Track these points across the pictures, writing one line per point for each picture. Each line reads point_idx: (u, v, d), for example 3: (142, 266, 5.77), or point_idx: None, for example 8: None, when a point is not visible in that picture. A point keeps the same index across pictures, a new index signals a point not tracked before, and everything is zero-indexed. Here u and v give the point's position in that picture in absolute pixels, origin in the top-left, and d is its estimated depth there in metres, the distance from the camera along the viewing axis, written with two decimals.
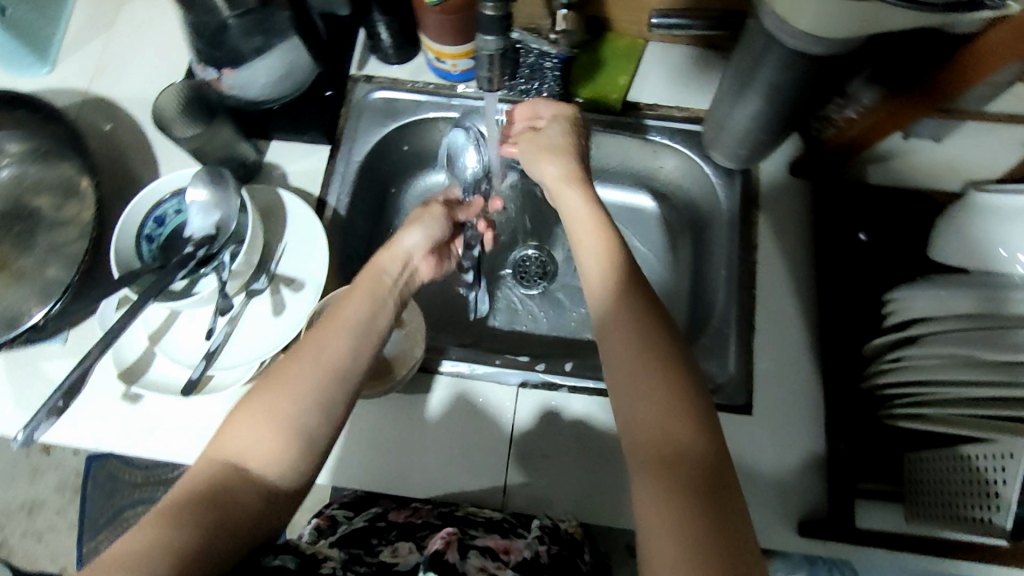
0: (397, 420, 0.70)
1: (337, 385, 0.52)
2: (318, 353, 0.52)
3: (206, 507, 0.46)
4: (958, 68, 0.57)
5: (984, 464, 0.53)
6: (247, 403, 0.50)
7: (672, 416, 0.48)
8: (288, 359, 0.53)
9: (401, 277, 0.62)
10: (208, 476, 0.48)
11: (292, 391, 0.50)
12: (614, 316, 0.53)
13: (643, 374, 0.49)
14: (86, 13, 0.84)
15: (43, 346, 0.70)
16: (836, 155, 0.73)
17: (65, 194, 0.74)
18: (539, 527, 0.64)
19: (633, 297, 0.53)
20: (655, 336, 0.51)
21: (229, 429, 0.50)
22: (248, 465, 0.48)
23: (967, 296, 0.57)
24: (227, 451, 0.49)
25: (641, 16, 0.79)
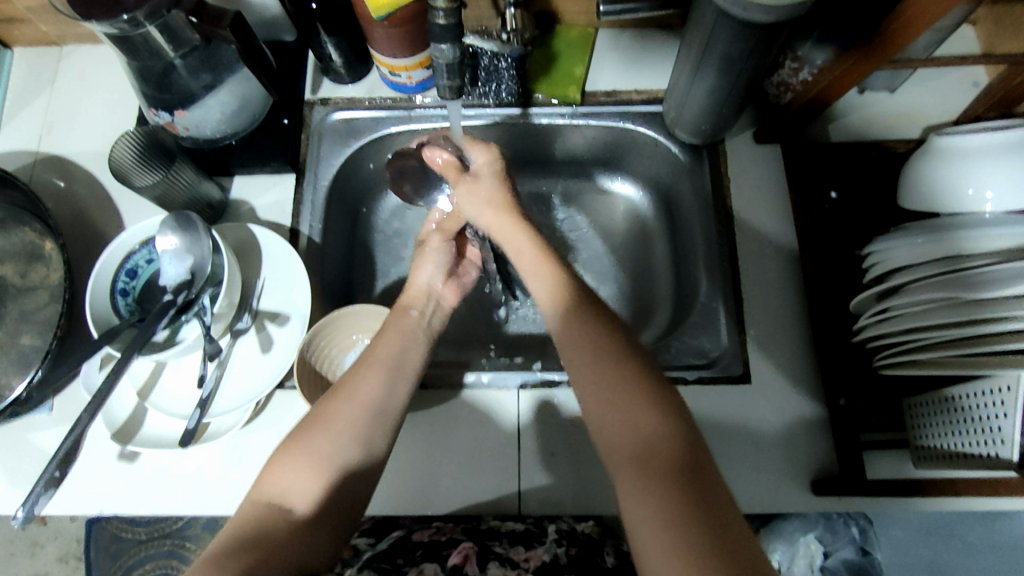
0: (404, 442, 0.70)
1: (378, 423, 0.55)
2: (356, 392, 0.55)
3: (252, 548, 0.47)
4: (904, 19, 0.57)
5: (983, 401, 0.54)
6: (293, 446, 0.52)
7: (634, 408, 0.49)
8: (326, 400, 0.55)
9: (427, 308, 0.66)
10: (255, 519, 0.49)
11: (335, 430, 0.53)
12: (564, 331, 0.55)
13: (602, 378, 0.51)
14: (25, 72, 0.82)
15: (29, 418, 0.68)
16: (796, 119, 0.74)
17: (29, 258, 0.72)
18: (557, 530, 0.63)
19: (577, 307, 0.55)
20: (606, 337, 0.52)
21: (272, 473, 0.51)
22: (291, 506, 0.50)
23: (937, 244, 0.59)
24: (274, 493, 0.51)
25: (588, 6, 0.79)
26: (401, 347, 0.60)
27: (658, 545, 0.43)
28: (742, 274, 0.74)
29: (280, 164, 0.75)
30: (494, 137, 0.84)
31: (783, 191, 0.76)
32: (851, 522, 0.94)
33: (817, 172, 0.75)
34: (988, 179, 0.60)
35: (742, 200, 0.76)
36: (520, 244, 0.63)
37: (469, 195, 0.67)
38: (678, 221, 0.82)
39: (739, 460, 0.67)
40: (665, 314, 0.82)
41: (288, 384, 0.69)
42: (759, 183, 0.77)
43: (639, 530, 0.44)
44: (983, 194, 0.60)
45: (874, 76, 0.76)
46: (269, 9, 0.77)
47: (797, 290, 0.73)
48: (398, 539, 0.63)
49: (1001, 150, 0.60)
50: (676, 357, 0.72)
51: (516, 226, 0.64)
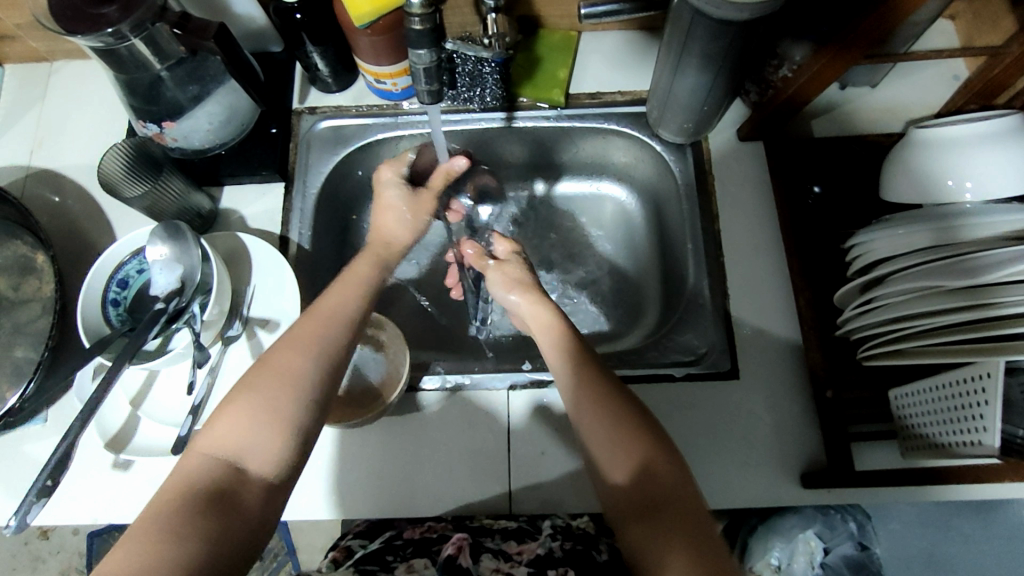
0: (393, 445, 0.70)
1: (332, 375, 0.54)
2: (310, 348, 0.54)
3: (205, 510, 0.45)
4: (878, 14, 0.58)
5: (968, 386, 0.54)
6: (243, 397, 0.50)
7: (661, 469, 0.49)
8: (278, 350, 0.54)
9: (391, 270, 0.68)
10: (205, 475, 0.47)
11: (290, 384, 0.51)
12: (579, 398, 0.54)
13: (619, 438, 0.51)
14: (16, 88, 0.83)
15: (23, 429, 0.69)
16: (778, 117, 0.75)
17: (22, 271, 0.73)
18: (551, 526, 0.63)
19: (592, 371, 0.55)
20: (623, 402, 0.53)
21: (221, 425, 0.49)
22: (248, 463, 0.48)
23: (922, 232, 0.59)
24: (223, 449, 0.49)
25: (570, 10, 0.80)
26: (353, 304, 0.59)
27: None
28: (729, 271, 0.74)
29: (269, 173, 0.76)
30: (481, 141, 0.84)
31: (767, 187, 0.77)
32: (849, 518, 0.94)
33: (800, 167, 0.76)
34: (967, 170, 0.60)
35: (727, 197, 0.77)
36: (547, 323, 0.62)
37: (497, 275, 0.68)
38: (665, 220, 0.83)
39: (729, 455, 0.67)
40: (655, 312, 0.82)
41: None
42: (744, 180, 0.78)
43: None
44: (963, 184, 0.60)
45: (855, 72, 0.77)
46: (254, 20, 0.78)
47: (784, 285, 0.73)
48: (389, 539, 0.64)
49: (979, 140, 0.60)
50: (664, 355, 0.72)
51: (547, 304, 0.63)
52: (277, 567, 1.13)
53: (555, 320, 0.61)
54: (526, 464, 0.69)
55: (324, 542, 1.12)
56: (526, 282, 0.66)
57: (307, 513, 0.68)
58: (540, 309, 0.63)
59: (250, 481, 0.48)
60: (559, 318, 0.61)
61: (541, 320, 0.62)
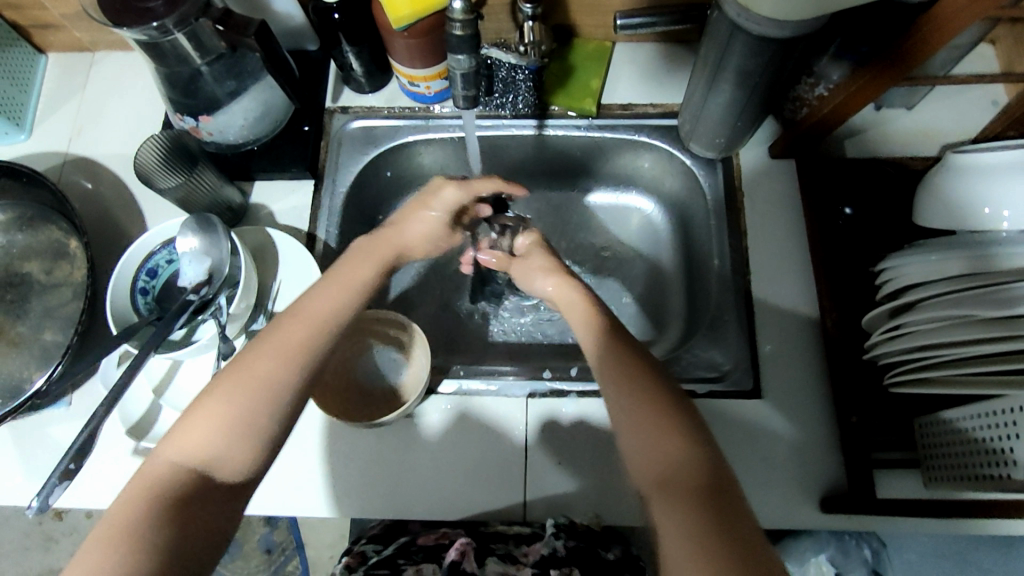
0: (411, 446, 0.70)
1: (310, 373, 0.54)
2: (283, 350, 0.53)
3: (167, 516, 0.46)
4: (919, 37, 0.58)
5: (1000, 418, 0.53)
6: (213, 408, 0.50)
7: (672, 446, 0.48)
8: (256, 350, 0.53)
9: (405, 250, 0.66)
10: (166, 480, 0.48)
11: (255, 391, 0.51)
12: (613, 380, 0.53)
13: (644, 412, 0.50)
14: (58, 77, 0.85)
15: (47, 411, 0.70)
16: (812, 137, 0.74)
17: (55, 256, 0.74)
18: (555, 526, 0.66)
19: (628, 352, 0.54)
20: (645, 378, 0.52)
21: (189, 427, 0.49)
22: (213, 469, 0.49)
23: (956, 259, 0.58)
24: (186, 454, 0.49)
25: (606, 19, 0.80)
26: (346, 299, 0.58)
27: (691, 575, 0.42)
28: (754, 289, 0.73)
29: (300, 170, 0.77)
30: (511, 146, 0.84)
31: (797, 206, 0.76)
32: (864, 544, 0.93)
33: (829, 188, 0.76)
34: (1006, 197, 0.59)
35: (756, 215, 0.76)
36: (571, 294, 0.63)
37: (528, 266, 0.68)
38: (691, 234, 0.83)
39: (747, 475, 0.66)
40: (678, 326, 0.82)
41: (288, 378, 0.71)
42: (774, 198, 0.77)
43: (671, 554, 0.44)
44: (1000, 212, 0.59)
45: (891, 93, 0.76)
46: (293, 19, 0.79)
47: (810, 307, 0.72)
48: (402, 544, 0.69)
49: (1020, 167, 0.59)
50: (685, 370, 0.72)
51: (571, 281, 0.64)
52: (283, 561, 1.13)
53: (576, 291, 0.63)
54: (541, 472, 0.68)
55: (333, 538, 1.13)
56: (551, 266, 0.67)
57: (323, 510, 0.68)
58: (563, 288, 0.64)
59: (215, 488, 0.49)
60: (582, 292, 0.63)
61: (562, 293, 0.64)
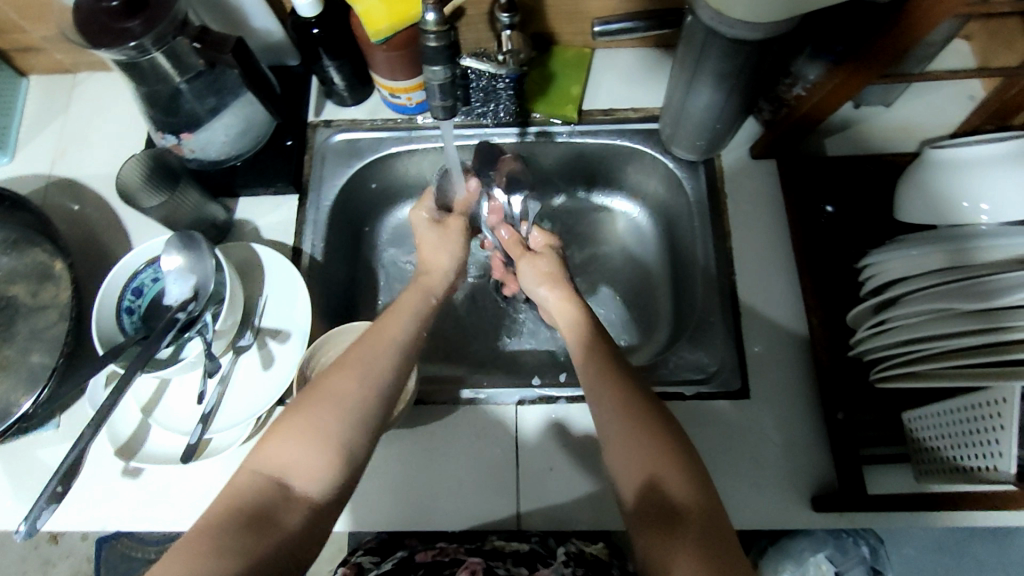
0: (414, 457, 0.70)
1: (383, 399, 0.54)
2: (363, 369, 0.54)
3: (252, 528, 0.46)
4: (891, 35, 0.58)
5: (982, 411, 0.53)
6: (293, 420, 0.51)
7: (667, 469, 0.48)
8: (333, 371, 0.54)
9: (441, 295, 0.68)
10: (252, 491, 0.48)
11: (340, 407, 0.52)
12: (593, 385, 0.54)
13: (631, 432, 0.51)
14: (40, 100, 0.85)
15: (36, 434, 0.70)
16: (792, 136, 0.74)
17: (40, 278, 0.74)
18: (565, 552, 0.66)
19: (611, 357, 0.56)
20: (633, 395, 0.52)
21: (274, 444, 0.50)
22: (296, 483, 0.49)
23: (936, 253, 0.58)
24: (273, 469, 0.49)
25: (584, 27, 0.81)
26: (408, 326, 0.60)
27: None
28: (740, 289, 0.74)
29: (284, 184, 0.77)
30: None
31: (780, 206, 0.77)
32: (861, 541, 0.92)
33: (812, 185, 0.76)
34: (984, 191, 0.60)
35: (739, 215, 0.77)
36: (566, 307, 0.64)
37: (531, 267, 0.70)
38: (677, 236, 0.83)
39: (739, 475, 0.66)
40: (667, 329, 0.82)
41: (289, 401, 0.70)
42: (756, 198, 0.77)
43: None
44: (978, 206, 0.60)
45: (869, 91, 0.77)
46: (272, 35, 0.79)
47: (795, 305, 0.72)
48: (403, 559, 0.65)
49: (995, 161, 0.60)
50: (674, 372, 0.72)
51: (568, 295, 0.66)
52: None
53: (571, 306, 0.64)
54: (536, 480, 0.68)
55: (331, 552, 1.12)
56: (554, 273, 0.68)
57: None
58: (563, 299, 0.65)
59: (299, 500, 0.49)
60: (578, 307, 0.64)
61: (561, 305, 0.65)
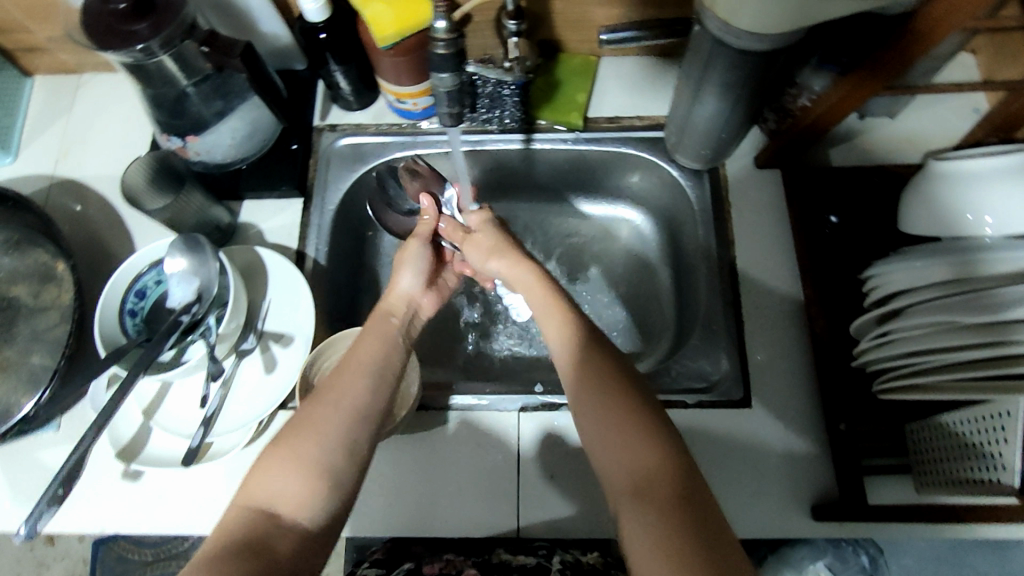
0: (418, 462, 0.70)
1: (361, 418, 0.54)
2: (339, 397, 0.54)
3: (242, 557, 0.45)
4: (897, 47, 0.58)
5: (987, 424, 0.53)
6: (274, 452, 0.50)
7: (646, 454, 0.47)
8: (312, 404, 0.54)
9: (406, 319, 0.66)
10: (240, 526, 0.47)
11: (320, 434, 0.51)
12: (571, 366, 0.53)
13: (613, 417, 0.49)
14: (44, 100, 0.85)
15: (36, 436, 0.69)
16: (797, 146, 0.75)
17: (41, 279, 0.74)
18: (561, 561, 0.63)
19: (581, 337, 0.54)
20: (608, 377, 0.51)
21: (258, 479, 0.49)
22: (282, 512, 0.48)
23: (939, 265, 0.59)
24: (259, 500, 0.48)
25: (591, 34, 0.81)
26: (384, 350, 0.60)
27: None
28: (743, 298, 0.74)
29: (288, 188, 0.77)
30: (499, 161, 0.85)
31: (784, 215, 0.77)
32: (862, 551, 0.92)
33: (816, 196, 0.76)
34: (988, 204, 0.60)
35: (743, 224, 0.77)
36: (526, 277, 0.63)
37: (473, 248, 0.70)
38: (681, 244, 0.83)
39: (742, 485, 0.66)
40: (670, 336, 0.82)
41: (291, 406, 0.70)
42: (761, 208, 0.78)
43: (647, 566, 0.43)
44: (983, 218, 0.60)
45: (873, 102, 0.77)
46: (279, 39, 0.79)
47: (799, 315, 0.72)
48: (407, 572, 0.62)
49: (1000, 174, 0.60)
50: (677, 380, 0.72)
51: (526, 267, 0.64)
52: None
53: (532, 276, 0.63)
54: (538, 489, 0.68)
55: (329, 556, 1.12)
56: (499, 246, 0.68)
57: None
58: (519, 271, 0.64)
59: (288, 529, 0.47)
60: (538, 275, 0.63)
61: (518, 275, 0.64)
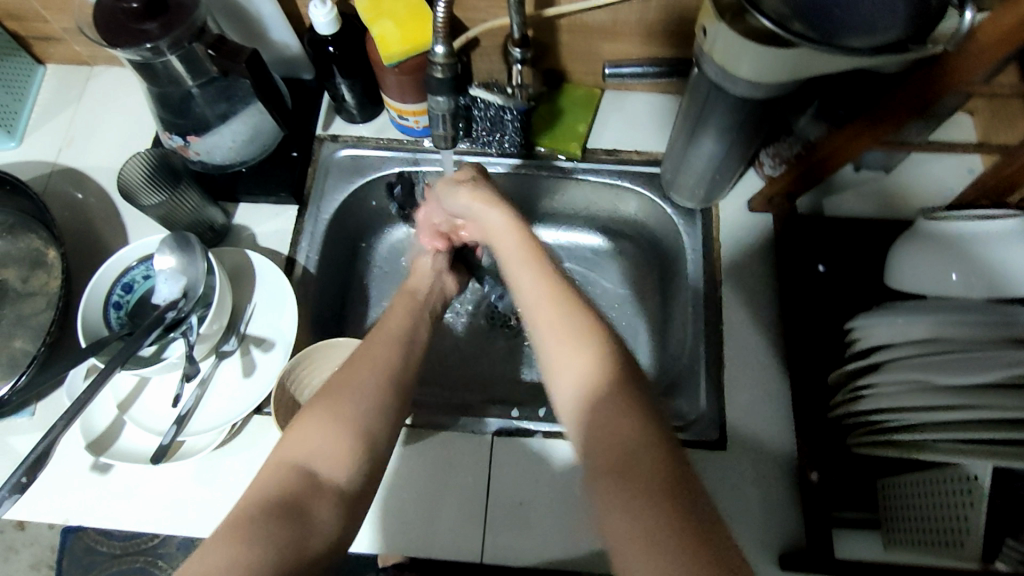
0: (432, 480, 0.69)
1: (392, 379, 0.57)
2: (368, 360, 0.58)
3: (283, 511, 0.47)
4: (891, 105, 0.59)
5: (955, 487, 0.53)
6: (315, 408, 0.53)
7: (624, 427, 0.47)
8: (346, 366, 0.58)
9: (432, 290, 0.74)
10: (280, 478, 0.49)
11: (354, 391, 0.55)
12: (554, 329, 0.52)
13: (596, 389, 0.49)
14: (54, 88, 0.86)
15: (10, 420, 0.69)
16: (793, 192, 0.75)
17: (32, 265, 0.74)
18: None
19: (569, 307, 0.53)
20: (600, 348, 0.51)
21: (296, 434, 0.52)
22: (321, 468, 0.50)
23: (920, 322, 0.59)
24: (295, 456, 0.51)
25: (596, 67, 0.82)
26: (405, 321, 0.65)
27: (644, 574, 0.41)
28: (726, 340, 0.74)
29: (285, 195, 0.78)
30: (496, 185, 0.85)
31: (772, 261, 0.77)
32: None
33: (806, 245, 0.76)
34: (971, 265, 0.61)
35: (732, 266, 0.77)
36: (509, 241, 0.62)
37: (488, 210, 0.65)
38: (669, 280, 0.83)
39: None
40: (652, 371, 0.82)
41: (265, 411, 0.70)
42: (750, 252, 0.78)
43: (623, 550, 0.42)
44: (965, 278, 0.61)
45: (870, 155, 0.77)
46: (289, 48, 0.80)
47: (778, 361, 0.73)
48: None
49: (985, 238, 0.60)
50: None
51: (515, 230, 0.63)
52: None
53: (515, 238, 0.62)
54: (508, 515, 0.68)
55: None
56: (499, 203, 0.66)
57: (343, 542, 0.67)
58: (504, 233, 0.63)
59: (326, 484, 0.50)
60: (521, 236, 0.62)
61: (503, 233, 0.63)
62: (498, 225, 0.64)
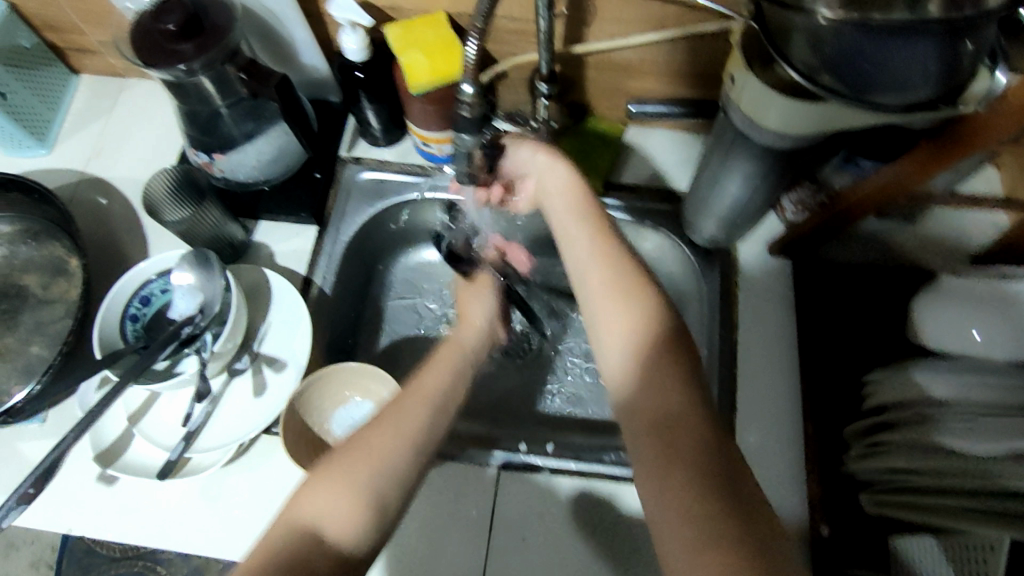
0: (442, 515, 0.68)
1: (420, 446, 0.55)
2: (398, 424, 0.55)
3: None
4: (918, 160, 0.59)
5: (970, 555, 0.52)
6: (330, 470, 0.51)
7: (669, 393, 0.51)
8: (370, 428, 0.55)
9: (480, 345, 0.69)
10: (283, 546, 0.48)
11: (375, 458, 0.52)
12: (609, 290, 0.57)
13: (648, 348, 0.53)
14: (86, 98, 0.87)
15: (21, 426, 0.70)
16: (814, 237, 0.75)
17: (53, 272, 0.75)
18: None
19: (628, 269, 0.58)
20: (654, 308, 0.55)
21: (306, 497, 0.50)
22: (327, 530, 0.49)
23: (938, 382, 0.58)
24: (303, 520, 0.49)
25: (620, 103, 0.82)
26: (448, 376, 0.62)
27: (677, 537, 0.44)
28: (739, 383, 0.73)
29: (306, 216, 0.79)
30: None
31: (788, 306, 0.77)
32: None
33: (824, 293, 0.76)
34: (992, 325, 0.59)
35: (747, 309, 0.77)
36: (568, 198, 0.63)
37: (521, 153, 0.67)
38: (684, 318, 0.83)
39: None
40: None
41: (274, 431, 0.70)
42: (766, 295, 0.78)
43: (663, 517, 0.46)
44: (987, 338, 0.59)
45: None
46: (318, 71, 0.82)
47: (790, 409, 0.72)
48: None
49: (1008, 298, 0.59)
50: None
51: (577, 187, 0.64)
52: None
53: (568, 184, 0.64)
54: (511, 550, 0.67)
55: None
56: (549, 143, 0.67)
57: None
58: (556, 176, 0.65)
59: (330, 551, 0.48)
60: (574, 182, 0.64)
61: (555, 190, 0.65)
62: (546, 165, 0.65)
